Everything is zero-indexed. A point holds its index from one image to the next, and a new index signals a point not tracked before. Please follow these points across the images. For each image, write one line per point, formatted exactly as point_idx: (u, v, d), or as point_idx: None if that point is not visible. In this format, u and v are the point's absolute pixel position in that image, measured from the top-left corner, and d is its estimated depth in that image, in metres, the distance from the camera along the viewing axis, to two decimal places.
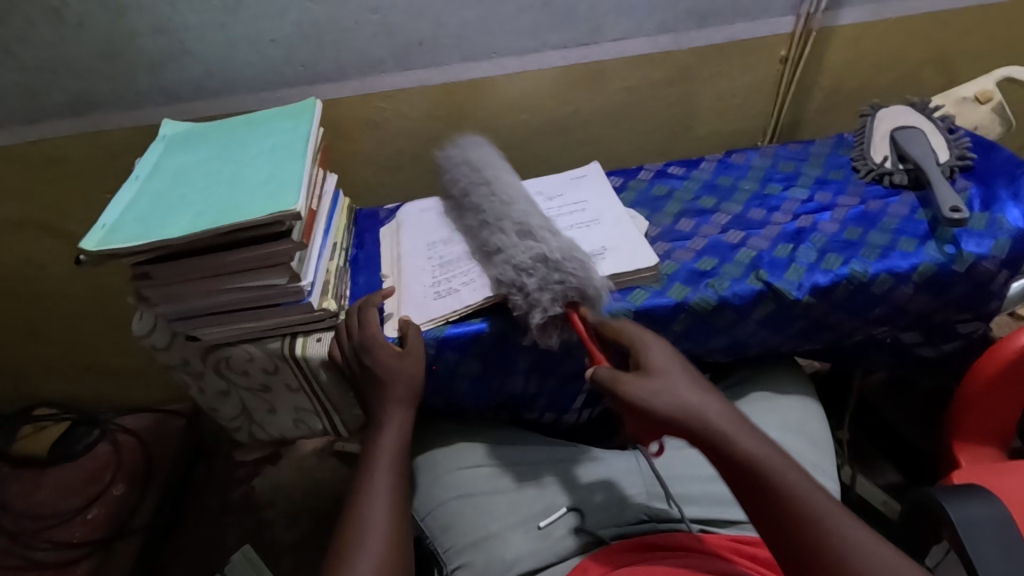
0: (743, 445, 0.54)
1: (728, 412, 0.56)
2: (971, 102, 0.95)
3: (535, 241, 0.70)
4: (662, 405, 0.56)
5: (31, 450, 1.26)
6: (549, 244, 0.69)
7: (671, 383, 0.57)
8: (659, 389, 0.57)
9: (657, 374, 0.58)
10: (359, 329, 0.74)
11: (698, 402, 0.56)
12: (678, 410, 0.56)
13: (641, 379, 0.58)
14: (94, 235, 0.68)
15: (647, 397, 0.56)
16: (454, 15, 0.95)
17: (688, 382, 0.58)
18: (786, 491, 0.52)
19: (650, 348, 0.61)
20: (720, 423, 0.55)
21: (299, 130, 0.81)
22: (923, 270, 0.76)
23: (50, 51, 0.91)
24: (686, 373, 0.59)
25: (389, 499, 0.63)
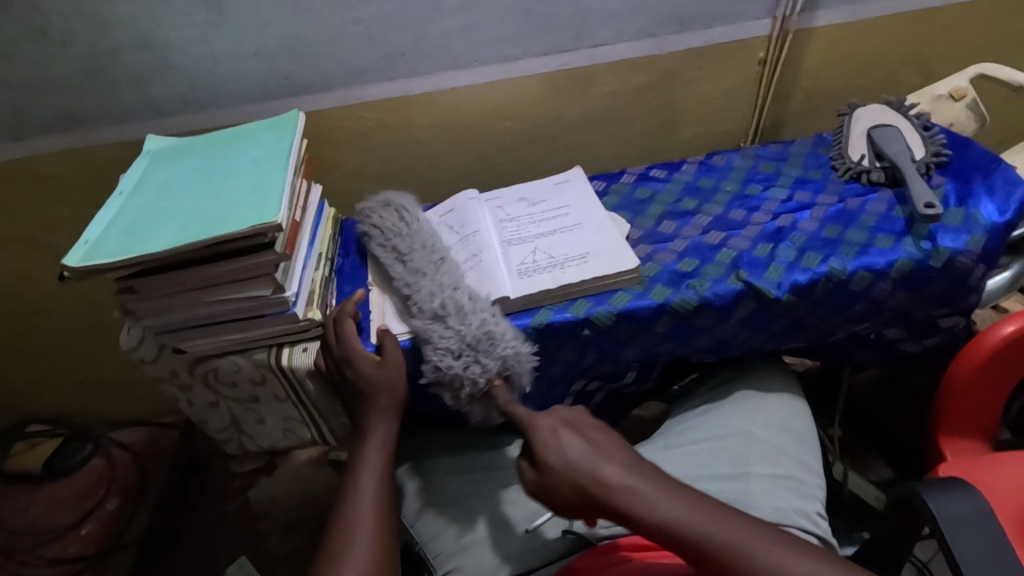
0: (645, 505, 0.55)
1: (623, 476, 0.57)
2: (945, 100, 0.96)
3: (433, 336, 0.71)
4: (561, 497, 0.59)
5: (25, 466, 1.26)
6: (444, 339, 0.71)
7: (559, 466, 0.59)
8: (554, 482, 0.59)
9: (549, 465, 0.60)
10: (338, 343, 0.74)
11: (594, 481, 0.57)
12: (577, 497, 0.58)
13: (539, 474, 0.60)
14: (77, 252, 0.69)
15: (547, 492, 0.59)
16: (433, 25, 0.96)
17: (583, 460, 0.59)
18: (693, 543, 0.53)
19: (541, 431, 0.62)
20: (616, 494, 0.56)
21: (282, 141, 0.82)
22: (901, 266, 0.77)
23: (35, 69, 0.92)
24: (580, 448, 0.60)
25: (375, 505, 0.63)
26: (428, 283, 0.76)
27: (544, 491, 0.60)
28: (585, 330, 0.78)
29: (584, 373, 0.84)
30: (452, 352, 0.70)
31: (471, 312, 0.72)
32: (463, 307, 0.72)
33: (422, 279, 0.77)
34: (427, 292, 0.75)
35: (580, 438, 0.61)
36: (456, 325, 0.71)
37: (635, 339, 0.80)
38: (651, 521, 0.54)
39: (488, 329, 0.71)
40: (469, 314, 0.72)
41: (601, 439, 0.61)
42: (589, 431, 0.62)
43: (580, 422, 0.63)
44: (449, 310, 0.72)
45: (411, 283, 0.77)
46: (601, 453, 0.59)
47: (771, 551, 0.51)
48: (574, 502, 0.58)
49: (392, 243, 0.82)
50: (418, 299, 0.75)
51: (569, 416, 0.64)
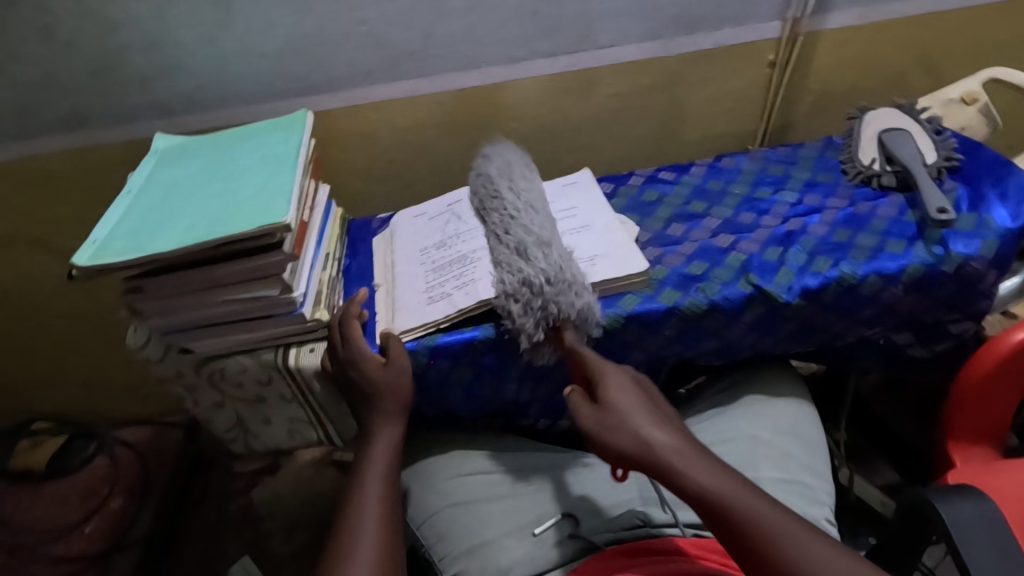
0: (696, 476, 0.55)
1: (680, 444, 0.57)
2: (957, 104, 0.95)
3: (532, 260, 0.72)
4: (618, 439, 0.58)
5: (30, 465, 1.26)
6: (542, 267, 0.71)
7: (624, 415, 0.59)
8: (614, 425, 0.58)
9: (614, 407, 0.59)
10: (343, 344, 0.74)
11: (654, 436, 0.57)
12: (633, 444, 0.57)
13: (599, 413, 0.59)
14: (85, 251, 0.69)
15: (604, 432, 0.58)
16: (442, 25, 0.96)
17: (643, 415, 0.59)
18: (740, 519, 0.52)
19: (613, 380, 0.62)
20: (672, 456, 0.56)
21: (290, 141, 0.82)
22: (911, 271, 0.77)
23: (42, 68, 0.92)
24: (643, 405, 0.60)
25: (381, 509, 0.63)
26: (531, 220, 0.78)
27: (601, 430, 0.59)
28: (593, 333, 0.77)
29: None
30: (543, 279, 0.71)
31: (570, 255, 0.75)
32: (563, 249, 0.75)
33: (528, 215, 0.79)
34: (533, 227, 0.77)
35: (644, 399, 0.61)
36: (556, 260, 0.72)
37: (642, 342, 0.80)
38: (700, 488, 0.54)
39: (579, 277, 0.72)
40: (571, 258, 0.74)
41: (664, 410, 0.62)
42: (655, 400, 0.62)
43: (647, 389, 0.64)
44: (552, 243, 0.75)
45: (509, 219, 0.79)
46: (663, 418, 0.60)
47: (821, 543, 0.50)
48: (626, 448, 0.57)
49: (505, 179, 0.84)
50: (522, 229, 0.76)
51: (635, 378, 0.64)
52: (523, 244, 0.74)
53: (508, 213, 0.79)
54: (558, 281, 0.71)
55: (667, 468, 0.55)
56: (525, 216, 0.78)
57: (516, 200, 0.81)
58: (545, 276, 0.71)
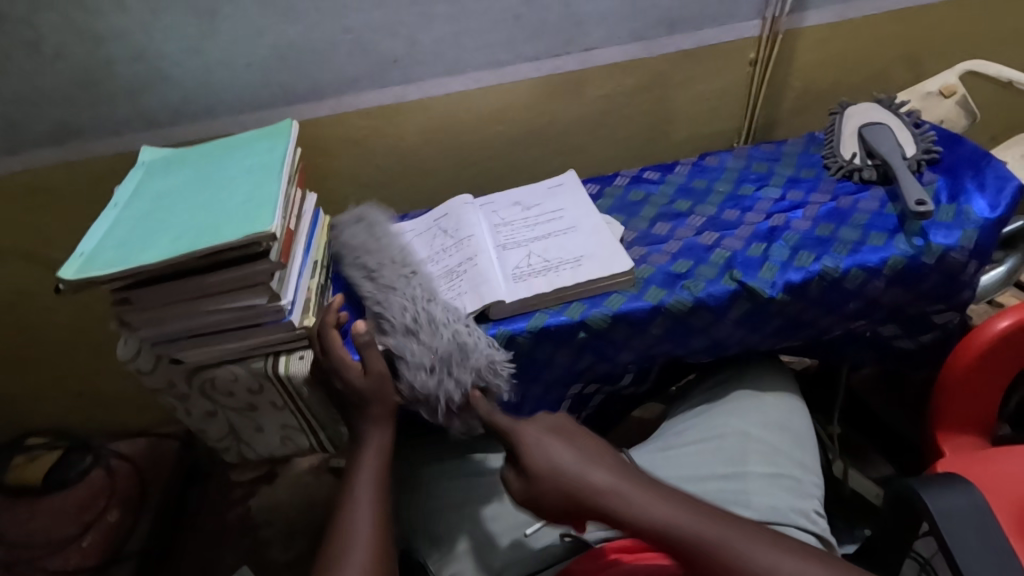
0: (637, 510, 0.56)
1: (611, 481, 0.58)
2: (935, 97, 0.96)
3: (404, 353, 0.72)
4: (552, 501, 0.58)
5: (24, 481, 1.23)
6: (421, 353, 0.71)
7: (549, 474, 0.58)
8: (545, 493, 0.58)
9: (539, 475, 0.59)
10: (325, 355, 0.75)
11: (586, 486, 0.58)
12: (568, 500, 0.58)
13: (527, 486, 0.59)
14: (72, 264, 0.69)
15: (537, 500, 0.59)
16: (425, 32, 0.97)
17: (574, 462, 0.59)
18: (688, 548, 0.54)
19: (529, 444, 0.61)
20: (609, 496, 0.57)
21: (276, 150, 0.83)
22: (893, 263, 0.78)
23: (29, 82, 0.92)
24: (570, 458, 0.59)
25: (372, 516, 0.63)
26: (398, 294, 0.77)
27: (536, 499, 0.59)
28: (581, 332, 0.78)
29: (580, 376, 0.85)
30: (428, 367, 0.71)
31: (442, 323, 0.74)
32: (434, 319, 0.74)
33: (392, 292, 0.78)
34: (397, 305, 0.75)
35: (568, 445, 0.60)
36: (432, 340, 0.72)
37: (630, 341, 0.81)
38: (644, 523, 0.55)
39: (463, 343, 0.72)
40: (443, 326, 0.73)
41: (591, 445, 0.61)
42: (578, 440, 0.61)
43: (568, 431, 0.62)
44: (417, 321, 0.74)
45: (381, 292, 0.78)
46: (591, 460, 0.59)
47: (765, 547, 0.52)
48: (564, 509, 0.58)
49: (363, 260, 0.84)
50: (386, 312, 0.75)
51: (553, 425, 0.63)
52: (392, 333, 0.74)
53: (379, 289, 0.79)
54: (440, 362, 0.71)
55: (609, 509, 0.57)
56: (393, 293, 0.78)
57: (382, 274, 0.81)
58: (429, 365, 0.71)
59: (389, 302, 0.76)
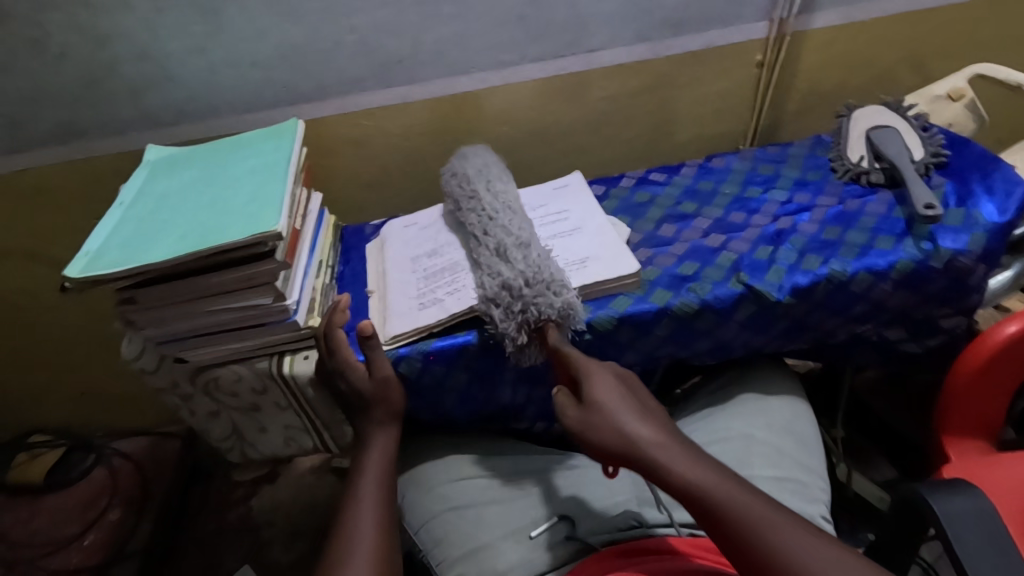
0: (684, 472, 0.56)
1: (662, 437, 0.59)
2: (943, 100, 0.96)
3: (506, 266, 0.72)
4: (600, 435, 0.60)
5: (29, 477, 1.24)
6: (516, 272, 0.71)
7: (606, 410, 0.60)
8: (598, 423, 0.60)
9: (598, 405, 0.61)
10: (330, 355, 0.75)
11: (636, 433, 0.59)
12: (617, 440, 0.59)
13: (585, 412, 0.62)
14: (77, 263, 0.69)
15: (588, 428, 0.61)
16: (431, 32, 0.97)
17: (627, 411, 0.61)
18: (727, 507, 0.52)
19: (597, 378, 0.63)
20: (655, 449, 0.58)
21: (281, 150, 0.82)
22: (901, 267, 0.77)
23: (34, 81, 0.92)
24: (626, 403, 0.61)
25: (376, 517, 0.63)
26: (516, 218, 0.78)
27: (586, 428, 0.61)
28: (586, 334, 0.77)
29: None
30: (520, 284, 0.70)
31: (541, 254, 0.73)
32: (535, 248, 0.74)
33: (506, 215, 0.79)
34: (498, 229, 0.76)
35: (630, 397, 0.63)
36: (527, 262, 0.71)
37: (635, 342, 0.80)
38: (685, 481, 0.55)
39: (556, 275, 0.71)
40: (543, 255, 0.73)
41: (650, 407, 0.63)
42: (639, 397, 0.64)
43: (633, 387, 0.65)
44: (532, 244, 0.74)
45: (487, 220, 0.78)
46: (646, 414, 0.61)
47: (807, 535, 0.50)
48: (612, 440, 0.59)
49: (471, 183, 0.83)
50: (500, 230, 0.76)
51: (622, 373, 0.66)
52: (504, 244, 0.74)
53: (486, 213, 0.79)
54: (541, 283, 0.70)
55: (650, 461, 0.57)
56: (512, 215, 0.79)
57: (495, 198, 0.81)
58: (526, 277, 0.70)
59: (503, 222, 0.77)
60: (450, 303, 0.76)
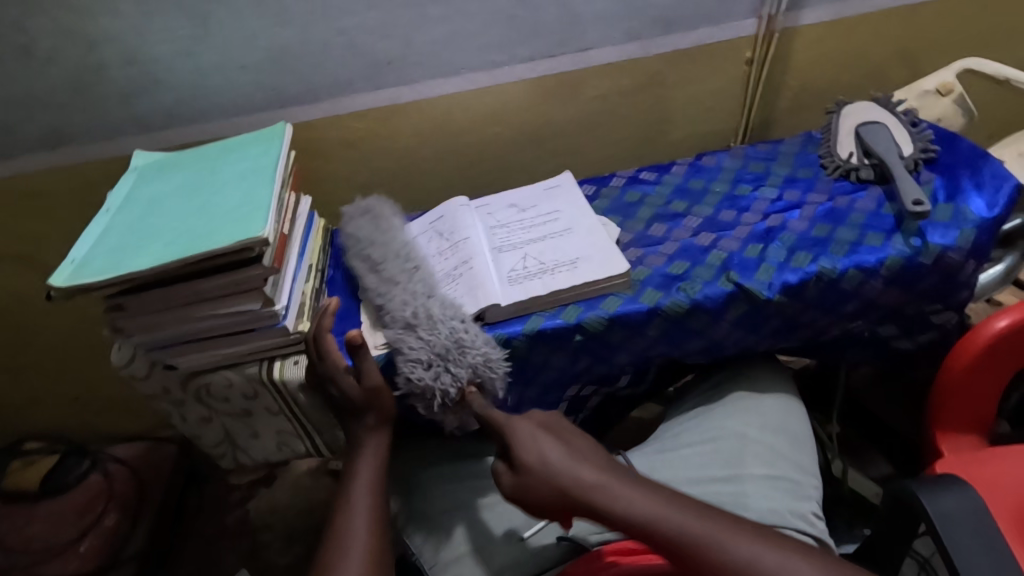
0: (624, 506, 0.61)
1: (599, 476, 0.64)
2: (933, 95, 0.96)
3: (403, 348, 0.72)
4: (539, 496, 0.64)
5: (23, 485, 1.25)
6: (417, 349, 0.71)
7: (540, 470, 0.64)
8: (536, 485, 0.64)
9: (529, 468, 0.65)
10: (320, 360, 0.74)
11: (573, 479, 0.63)
12: (555, 495, 0.63)
13: (521, 479, 0.65)
14: (63, 271, 0.69)
15: (527, 491, 0.64)
16: (419, 34, 0.96)
17: (563, 460, 0.65)
18: (664, 532, 0.59)
19: (525, 441, 0.67)
20: (597, 490, 0.63)
21: (269, 154, 0.82)
22: (890, 263, 0.77)
23: (20, 87, 0.92)
24: (555, 454, 0.65)
25: (369, 521, 0.64)
26: (400, 289, 0.77)
27: (524, 492, 0.65)
28: (577, 335, 0.78)
29: (576, 380, 0.85)
30: (424, 364, 0.71)
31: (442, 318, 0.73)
32: (431, 318, 0.73)
33: (394, 287, 0.78)
34: (399, 301, 0.76)
35: (559, 443, 0.66)
36: (430, 336, 0.72)
37: (626, 343, 0.80)
38: (625, 512, 0.61)
39: (463, 340, 0.72)
40: (441, 322, 0.73)
41: (577, 440, 0.68)
42: (566, 436, 0.68)
43: (560, 429, 0.69)
44: (419, 317, 0.73)
45: (383, 291, 0.78)
46: (573, 456, 0.65)
47: (742, 542, 0.58)
48: (553, 499, 0.63)
49: (365, 252, 0.83)
50: (389, 308, 0.76)
51: (543, 421, 0.70)
52: (397, 321, 0.74)
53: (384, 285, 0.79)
54: (442, 356, 0.71)
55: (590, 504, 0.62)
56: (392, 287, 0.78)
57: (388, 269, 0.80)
58: (431, 360, 0.71)
59: (391, 298, 0.76)
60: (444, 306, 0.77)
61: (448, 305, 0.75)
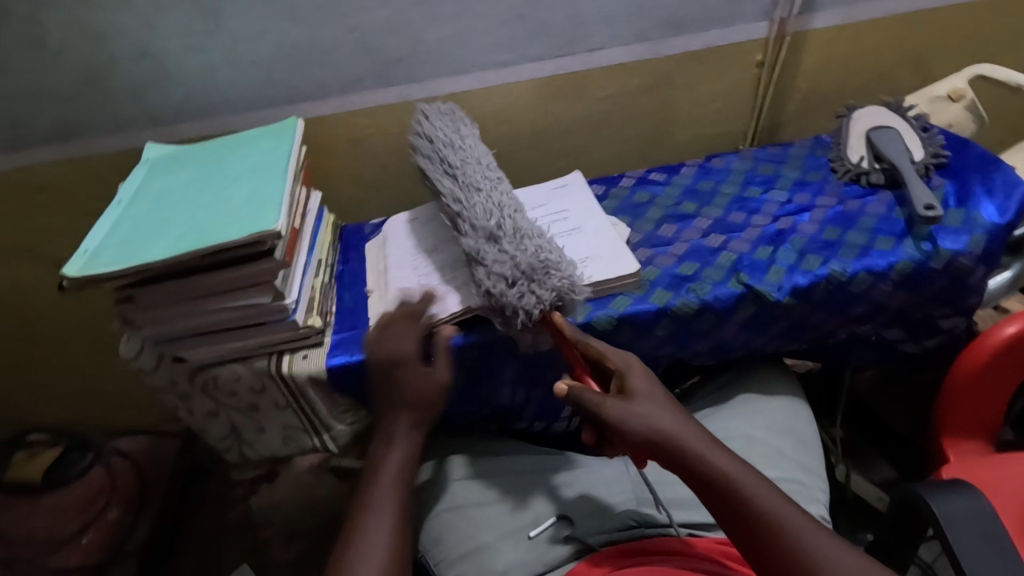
0: (723, 474, 0.55)
1: (707, 437, 0.58)
2: (943, 100, 0.96)
3: (488, 259, 0.71)
4: (638, 429, 0.57)
5: (23, 477, 1.22)
6: (501, 263, 0.70)
7: (647, 409, 0.58)
8: (639, 417, 0.58)
9: (633, 393, 0.60)
10: (376, 347, 0.73)
11: (673, 424, 0.57)
12: (654, 438, 0.57)
13: (617, 402, 0.59)
14: (75, 262, 0.69)
15: (629, 421, 0.57)
16: (431, 32, 0.96)
17: (668, 409, 0.59)
18: (758, 503, 0.54)
19: (635, 373, 0.62)
20: (701, 448, 0.56)
21: (281, 148, 0.82)
22: (901, 267, 0.77)
23: (33, 79, 0.92)
24: (659, 395, 0.60)
25: (392, 523, 0.62)
26: (480, 200, 0.76)
27: (623, 421, 0.58)
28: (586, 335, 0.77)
29: None
30: (507, 279, 0.69)
31: (528, 239, 0.72)
32: (519, 234, 0.72)
33: (476, 194, 0.76)
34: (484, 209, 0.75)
35: (667, 397, 0.60)
36: (514, 251, 0.70)
37: (634, 343, 0.80)
38: (723, 474, 0.55)
39: (546, 261, 0.70)
40: (529, 240, 0.72)
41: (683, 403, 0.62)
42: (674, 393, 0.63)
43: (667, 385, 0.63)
44: (504, 231, 0.72)
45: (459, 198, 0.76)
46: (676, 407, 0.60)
47: (835, 543, 0.52)
48: (643, 433, 0.57)
49: (441, 155, 0.80)
50: (471, 214, 0.74)
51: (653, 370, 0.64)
52: (478, 231, 0.73)
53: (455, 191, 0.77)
54: (530, 267, 0.69)
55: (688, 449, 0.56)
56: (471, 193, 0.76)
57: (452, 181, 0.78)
58: (520, 270, 0.69)
59: (471, 207, 0.75)
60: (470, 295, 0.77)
61: (520, 229, 0.73)
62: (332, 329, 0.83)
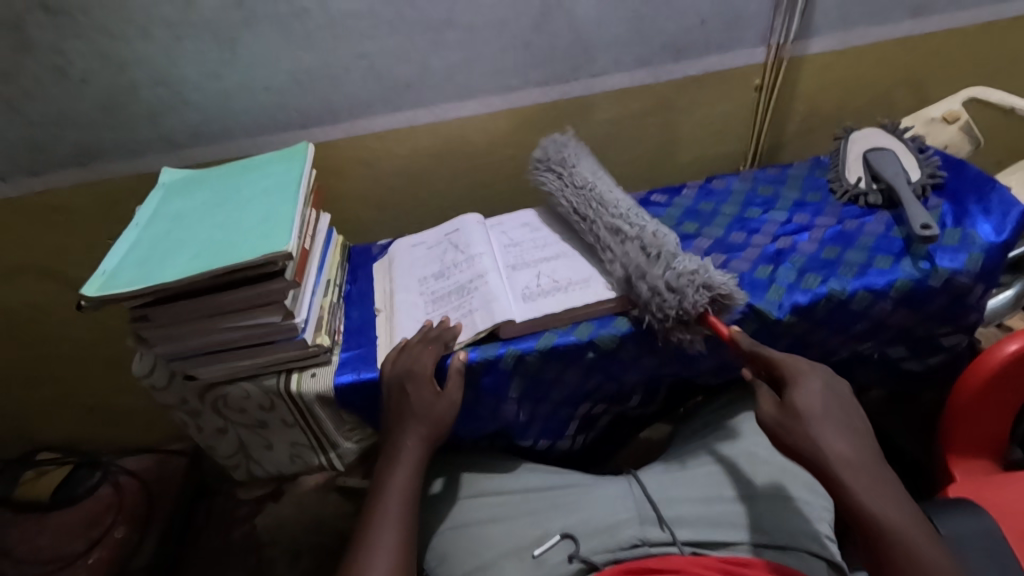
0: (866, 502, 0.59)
1: (860, 459, 0.61)
2: (939, 122, 0.98)
3: (648, 271, 0.75)
4: (795, 441, 0.63)
5: (32, 495, 1.25)
6: (655, 283, 0.74)
7: (808, 427, 0.63)
8: (794, 425, 0.63)
9: (802, 413, 0.64)
10: (393, 364, 0.77)
11: (827, 444, 0.62)
12: (809, 449, 0.62)
13: (782, 416, 0.64)
14: (94, 282, 0.71)
15: (784, 428, 0.64)
16: (438, 59, 1.00)
17: (829, 427, 0.63)
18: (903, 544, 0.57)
19: (804, 384, 0.66)
20: (846, 472, 0.60)
21: (292, 172, 0.85)
22: (900, 286, 0.78)
23: (56, 107, 0.95)
24: (830, 416, 0.64)
25: (395, 553, 0.66)
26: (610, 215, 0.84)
27: (781, 427, 0.64)
28: (590, 354, 0.79)
29: (588, 397, 0.86)
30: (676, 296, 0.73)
31: (669, 257, 0.76)
32: (642, 268, 0.76)
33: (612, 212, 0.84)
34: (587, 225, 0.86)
35: (839, 429, 0.63)
36: (666, 272, 0.74)
37: (638, 362, 0.81)
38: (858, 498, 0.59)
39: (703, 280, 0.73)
40: (651, 272, 0.75)
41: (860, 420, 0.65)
42: (852, 413, 0.65)
43: (842, 401, 0.66)
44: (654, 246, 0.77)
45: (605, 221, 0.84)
46: (850, 431, 0.63)
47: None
48: (811, 460, 0.62)
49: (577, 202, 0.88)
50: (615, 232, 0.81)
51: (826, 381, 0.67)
52: (632, 238, 0.79)
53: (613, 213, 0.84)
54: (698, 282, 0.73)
55: (843, 479, 0.60)
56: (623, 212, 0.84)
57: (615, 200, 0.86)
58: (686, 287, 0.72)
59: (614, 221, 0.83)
60: (538, 306, 0.79)
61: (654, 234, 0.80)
62: (339, 347, 0.84)
